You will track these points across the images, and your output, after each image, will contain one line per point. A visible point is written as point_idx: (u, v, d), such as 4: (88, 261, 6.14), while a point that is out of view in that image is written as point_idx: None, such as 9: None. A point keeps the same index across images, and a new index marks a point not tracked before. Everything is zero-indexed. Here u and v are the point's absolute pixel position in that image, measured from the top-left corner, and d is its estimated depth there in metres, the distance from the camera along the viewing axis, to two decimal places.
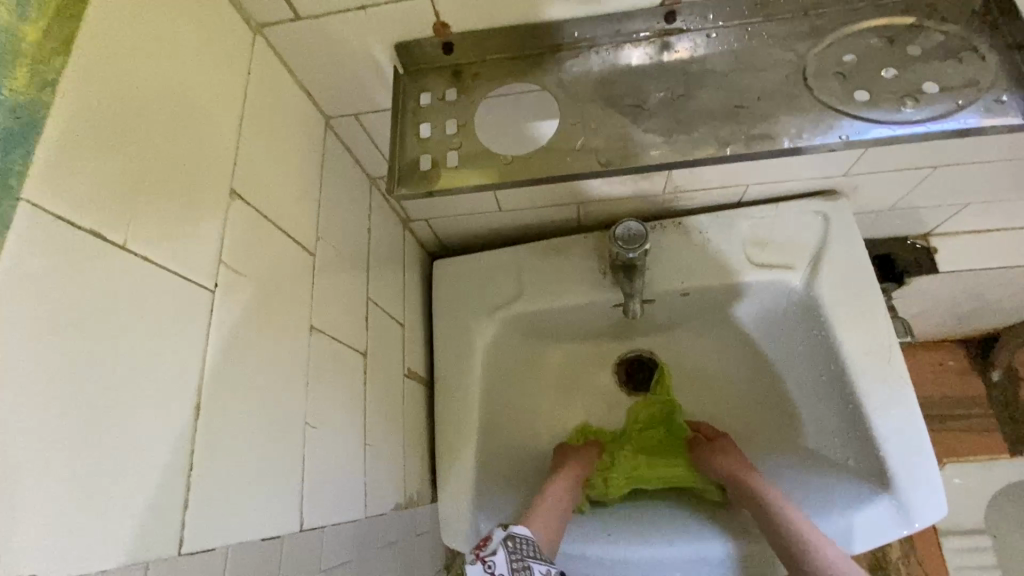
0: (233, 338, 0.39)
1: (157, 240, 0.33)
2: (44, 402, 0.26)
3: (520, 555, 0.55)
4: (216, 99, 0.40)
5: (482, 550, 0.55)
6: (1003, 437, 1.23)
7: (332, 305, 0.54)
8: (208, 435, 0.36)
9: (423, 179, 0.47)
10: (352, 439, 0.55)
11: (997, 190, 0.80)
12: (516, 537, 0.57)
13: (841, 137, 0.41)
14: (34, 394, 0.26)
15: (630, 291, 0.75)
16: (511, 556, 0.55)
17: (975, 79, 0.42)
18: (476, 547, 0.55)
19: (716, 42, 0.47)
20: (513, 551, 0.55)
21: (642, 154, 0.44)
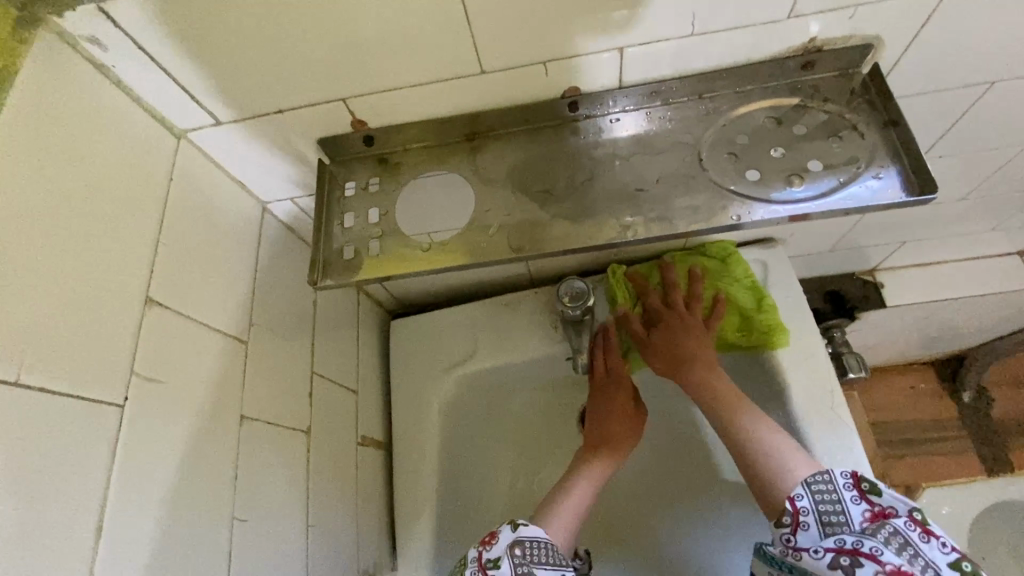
0: (147, 446, 0.39)
1: (58, 365, 0.34)
2: None
3: (527, 562, 0.50)
4: (132, 212, 0.41)
5: (485, 554, 0.52)
6: (981, 459, 1.24)
7: (271, 387, 0.55)
8: (115, 553, 0.36)
9: (346, 268, 0.49)
10: (292, 521, 0.55)
11: (929, 228, 0.83)
12: (525, 544, 0.52)
13: (733, 218, 0.44)
14: None
15: (578, 346, 0.75)
16: (517, 566, 0.50)
17: (855, 155, 0.44)
18: (482, 545, 0.53)
19: (619, 126, 0.49)
20: (521, 559, 0.51)
21: (550, 238, 0.46)
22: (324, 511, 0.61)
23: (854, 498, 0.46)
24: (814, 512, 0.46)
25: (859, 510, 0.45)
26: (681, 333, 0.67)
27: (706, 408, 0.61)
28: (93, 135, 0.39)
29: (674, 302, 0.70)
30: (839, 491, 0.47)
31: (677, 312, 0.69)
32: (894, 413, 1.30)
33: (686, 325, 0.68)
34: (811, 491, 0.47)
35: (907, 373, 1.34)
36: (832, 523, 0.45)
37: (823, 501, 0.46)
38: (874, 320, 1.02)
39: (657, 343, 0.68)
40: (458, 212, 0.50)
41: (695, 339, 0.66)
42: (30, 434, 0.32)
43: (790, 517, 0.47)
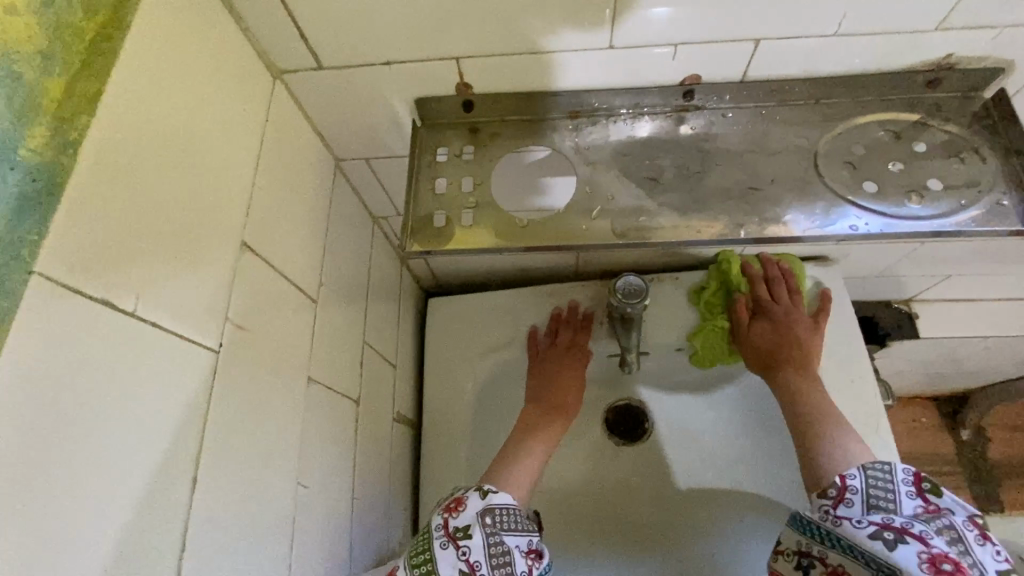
0: (236, 398, 0.37)
1: (165, 299, 0.31)
2: (32, 490, 0.24)
3: (498, 532, 0.51)
4: (234, 147, 0.39)
5: (453, 517, 0.52)
6: (974, 497, 1.28)
7: (333, 352, 0.53)
8: (200, 508, 0.33)
9: (437, 235, 0.46)
10: (342, 490, 0.53)
11: (977, 265, 0.83)
12: (495, 513, 0.52)
13: (849, 229, 0.43)
14: (21, 482, 0.23)
15: (627, 343, 0.74)
16: (487, 537, 0.50)
17: (976, 179, 0.43)
18: (448, 511, 0.52)
19: (730, 121, 0.48)
20: (490, 529, 0.51)
21: (656, 226, 0.45)
22: (365, 483, 0.59)
23: (911, 493, 0.43)
24: (863, 492, 0.44)
25: (912, 503, 0.43)
26: (778, 322, 0.69)
27: (789, 395, 0.62)
28: (206, 58, 0.37)
29: (789, 299, 0.71)
30: (896, 481, 0.44)
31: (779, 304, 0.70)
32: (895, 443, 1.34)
33: (790, 320, 0.69)
34: (866, 473, 0.45)
35: (911, 406, 1.39)
36: (880, 502, 0.43)
37: (876, 483, 0.44)
38: (901, 349, 1.03)
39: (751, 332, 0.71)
40: (553, 200, 0.48)
41: (775, 325, 0.69)
42: (135, 371, 0.29)
43: (835, 491, 0.45)
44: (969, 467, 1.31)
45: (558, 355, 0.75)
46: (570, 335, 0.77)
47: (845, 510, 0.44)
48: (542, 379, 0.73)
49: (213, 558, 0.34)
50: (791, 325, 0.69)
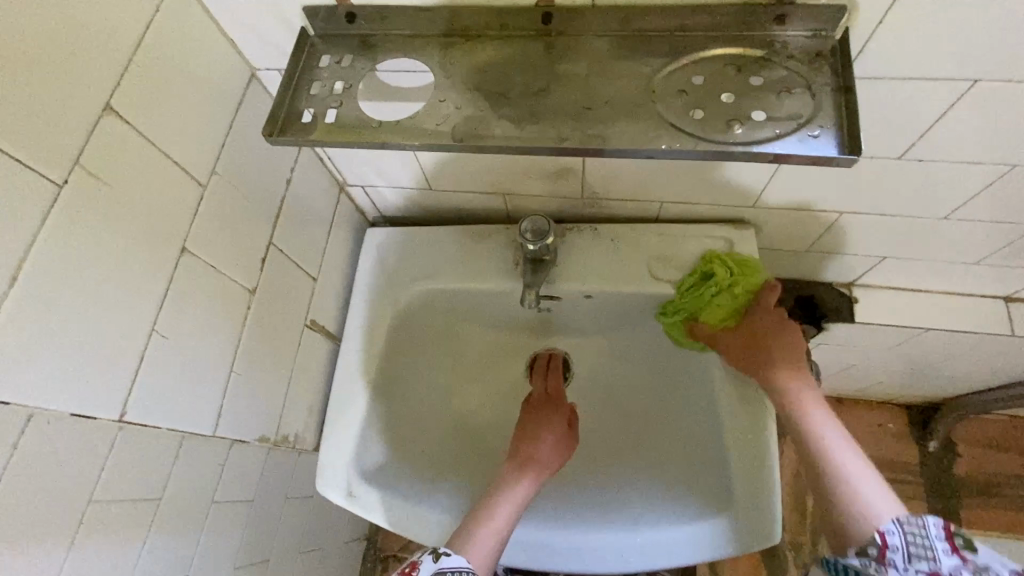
0: (80, 233, 0.43)
1: (0, 126, 0.37)
2: None
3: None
4: (108, 24, 0.45)
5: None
6: (929, 508, 1.32)
7: (224, 238, 0.59)
8: (22, 310, 0.39)
9: (302, 130, 0.51)
10: (216, 360, 0.59)
11: (910, 249, 0.81)
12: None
13: (662, 147, 0.44)
14: None
15: (530, 281, 0.78)
16: None
17: (799, 112, 0.44)
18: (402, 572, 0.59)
19: (586, 48, 0.50)
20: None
21: (488, 135, 0.48)
22: (252, 367, 0.66)
23: (947, 549, 0.49)
24: (903, 545, 0.50)
25: (951, 559, 0.48)
26: (761, 347, 0.68)
27: (785, 411, 0.64)
28: None
29: (769, 316, 0.70)
30: (931, 538, 0.50)
31: (769, 316, 0.70)
32: (854, 445, 1.38)
33: (791, 336, 0.68)
34: (903, 528, 0.51)
35: (879, 411, 1.40)
36: (917, 557, 0.49)
37: (915, 541, 0.50)
38: (844, 337, 1.01)
39: (731, 340, 0.71)
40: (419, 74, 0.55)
41: (783, 350, 0.68)
42: None
43: (876, 549, 0.51)
44: (931, 479, 1.34)
45: (547, 408, 0.78)
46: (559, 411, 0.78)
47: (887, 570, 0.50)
48: (532, 424, 0.75)
49: (38, 355, 0.41)
50: (761, 340, 0.69)
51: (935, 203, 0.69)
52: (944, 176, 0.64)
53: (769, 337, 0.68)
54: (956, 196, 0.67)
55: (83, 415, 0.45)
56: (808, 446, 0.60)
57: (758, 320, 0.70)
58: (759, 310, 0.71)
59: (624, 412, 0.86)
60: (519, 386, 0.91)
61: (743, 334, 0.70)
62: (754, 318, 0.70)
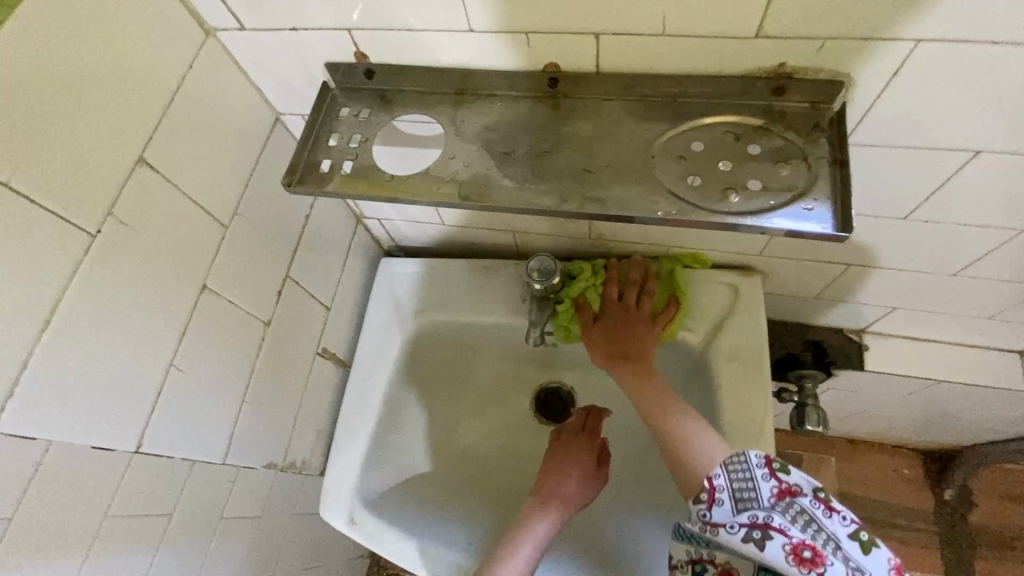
0: (110, 278, 0.46)
1: (43, 183, 0.41)
2: None
3: None
4: (146, 85, 0.49)
5: None
6: (942, 559, 1.29)
7: (242, 273, 0.62)
8: (53, 351, 0.43)
9: (319, 180, 0.54)
10: (230, 391, 0.62)
11: (920, 302, 0.80)
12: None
13: (658, 213, 0.46)
14: None
15: (535, 319, 0.79)
16: None
17: (794, 184, 0.45)
18: None
19: (591, 110, 0.52)
20: None
21: (492, 193, 0.50)
22: (263, 396, 0.68)
23: (765, 474, 0.56)
24: (729, 489, 0.56)
25: (767, 488, 0.55)
26: (619, 332, 0.75)
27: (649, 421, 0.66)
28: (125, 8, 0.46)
29: (642, 305, 0.77)
30: (751, 468, 0.56)
31: (626, 308, 0.77)
32: (867, 489, 1.35)
33: (636, 318, 0.76)
34: (728, 471, 0.57)
35: (894, 455, 1.37)
36: (745, 498, 0.55)
37: (734, 480, 0.56)
38: (855, 382, 1.00)
39: (597, 338, 0.77)
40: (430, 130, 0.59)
41: (631, 326, 0.75)
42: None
43: (707, 495, 0.57)
44: (945, 529, 1.31)
45: (580, 438, 0.78)
46: (587, 440, 0.78)
47: (717, 508, 0.56)
48: (558, 456, 0.76)
49: (64, 392, 0.44)
50: (621, 330, 0.75)
51: (943, 262, 0.69)
52: (950, 237, 0.64)
53: (637, 327, 0.75)
54: (963, 256, 0.67)
55: (104, 446, 0.48)
56: (667, 434, 0.63)
57: (617, 314, 0.77)
58: (617, 298, 0.78)
59: (626, 452, 0.86)
60: (522, 420, 0.92)
61: (598, 331, 0.77)
62: (625, 314, 0.77)
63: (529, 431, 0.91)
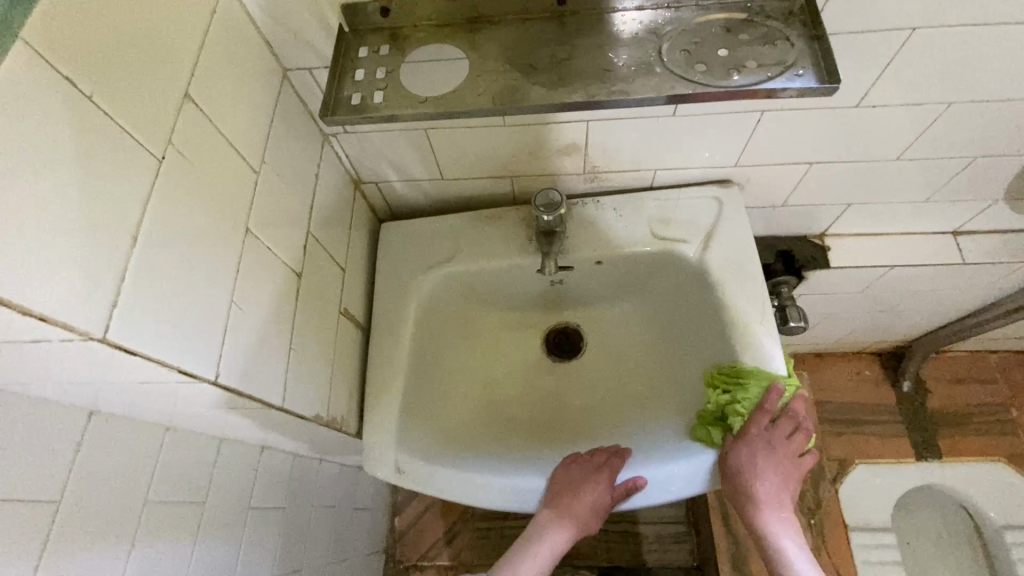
0: (176, 204, 0.47)
1: (117, 101, 0.42)
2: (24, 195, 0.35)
3: None
4: (184, 22, 0.50)
5: None
6: (911, 443, 1.45)
7: (274, 222, 0.63)
8: (141, 271, 0.43)
9: (352, 110, 0.57)
10: (278, 338, 0.63)
11: (871, 194, 0.92)
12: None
13: (677, 94, 0.52)
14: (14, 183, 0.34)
15: (547, 250, 0.85)
16: None
17: (784, 58, 0.53)
18: None
19: (597, 23, 0.59)
20: None
21: (525, 98, 0.55)
22: (305, 348, 0.69)
23: None
24: None
25: None
26: (756, 465, 0.77)
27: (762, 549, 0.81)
28: None
29: (776, 428, 0.80)
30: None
31: (765, 437, 0.78)
32: (839, 394, 1.50)
33: (775, 454, 0.78)
34: None
35: (855, 361, 1.52)
36: None
37: None
38: (821, 285, 1.12)
39: (732, 462, 0.76)
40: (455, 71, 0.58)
41: (779, 472, 0.79)
42: (84, 136, 0.39)
43: None
44: (909, 417, 1.47)
45: (595, 474, 0.81)
46: (600, 476, 0.80)
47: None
48: (569, 486, 0.80)
49: (153, 313, 0.44)
50: (759, 460, 0.77)
51: (888, 148, 0.81)
52: (894, 121, 0.76)
53: (766, 460, 0.78)
54: (903, 138, 0.79)
55: (188, 375, 0.48)
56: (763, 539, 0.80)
57: (754, 440, 0.77)
58: (764, 425, 0.78)
59: (641, 368, 0.92)
60: (540, 359, 0.96)
61: (741, 456, 0.76)
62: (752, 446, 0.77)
63: (547, 367, 0.95)
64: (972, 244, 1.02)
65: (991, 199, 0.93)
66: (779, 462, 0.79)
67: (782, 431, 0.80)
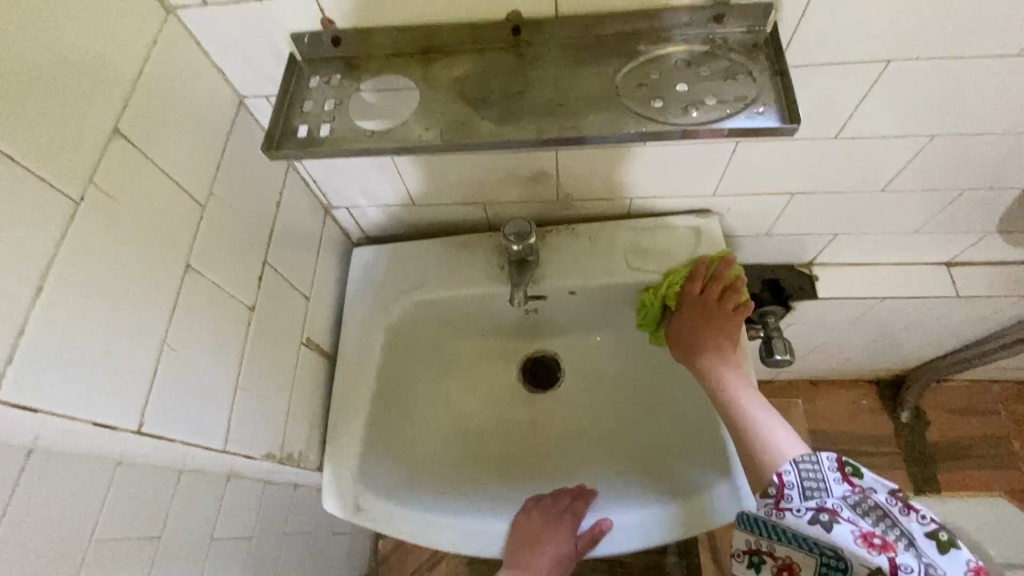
0: (96, 245, 0.45)
1: (28, 148, 0.40)
2: None
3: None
4: (116, 58, 0.48)
5: None
6: (909, 477, 1.39)
7: (222, 255, 0.62)
8: (50, 319, 0.41)
9: (297, 144, 0.55)
10: (224, 375, 0.61)
11: (860, 224, 0.89)
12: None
13: (630, 132, 0.50)
14: None
15: (517, 280, 0.82)
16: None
17: (745, 94, 0.51)
18: None
19: (555, 54, 0.56)
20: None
21: (473, 135, 0.52)
22: (256, 383, 0.67)
23: (839, 478, 0.54)
24: (798, 484, 0.54)
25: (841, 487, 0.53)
26: (699, 321, 0.77)
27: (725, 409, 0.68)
28: None
29: (724, 302, 0.77)
30: (823, 471, 0.54)
31: (708, 300, 0.78)
32: (835, 423, 1.45)
33: (722, 327, 0.76)
34: (797, 466, 0.56)
35: (852, 388, 1.48)
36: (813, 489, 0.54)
37: (808, 475, 0.55)
38: (811, 314, 1.08)
39: (676, 329, 0.78)
40: (405, 107, 0.56)
41: (723, 329, 0.75)
42: None
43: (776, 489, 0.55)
44: (908, 448, 1.42)
45: (561, 519, 0.78)
46: (567, 521, 0.78)
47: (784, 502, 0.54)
48: (532, 534, 0.77)
49: (64, 361, 0.42)
50: (700, 333, 0.76)
51: (871, 180, 0.77)
52: (876, 152, 0.72)
53: (718, 325, 0.76)
54: (887, 169, 0.75)
55: (106, 426, 0.46)
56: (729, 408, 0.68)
57: (696, 307, 0.78)
58: (699, 293, 0.79)
59: (617, 403, 0.89)
60: (513, 389, 0.93)
61: (687, 318, 0.78)
62: (692, 304, 0.78)
63: (520, 399, 0.92)
64: (966, 276, 0.98)
65: (984, 231, 0.89)
66: (726, 332, 0.75)
67: (717, 305, 0.77)
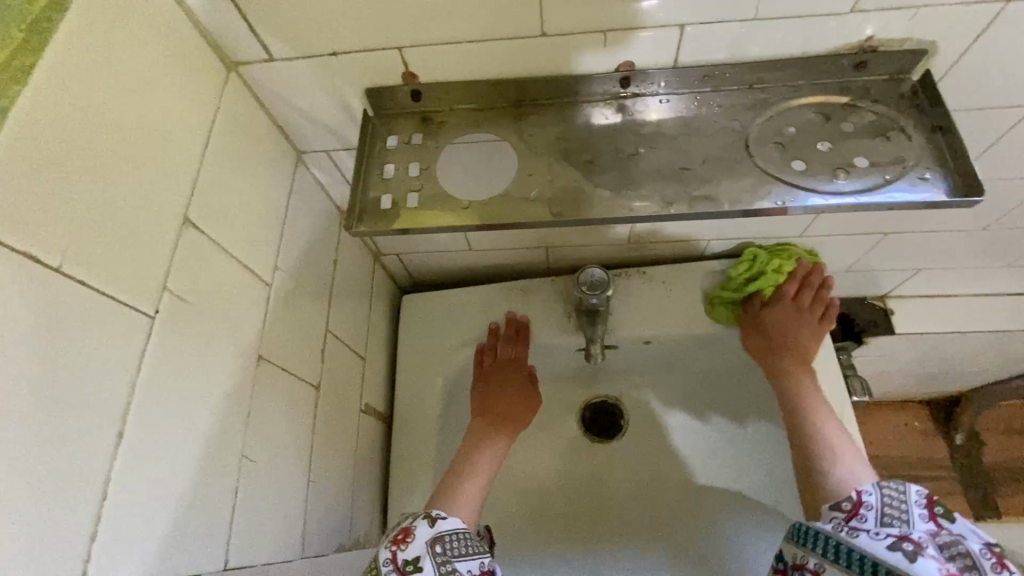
0: (171, 363, 0.39)
1: (100, 267, 0.34)
2: None
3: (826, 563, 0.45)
4: (183, 135, 0.42)
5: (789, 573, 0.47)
6: (969, 501, 1.34)
7: (289, 335, 0.55)
8: (129, 466, 0.35)
9: (382, 217, 0.48)
10: (296, 470, 0.54)
11: (951, 259, 0.83)
12: (445, 539, 0.49)
13: (775, 203, 0.44)
14: None
15: (591, 334, 0.76)
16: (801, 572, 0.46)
17: (901, 156, 0.45)
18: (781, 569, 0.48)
19: (669, 106, 0.50)
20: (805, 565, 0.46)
21: (590, 208, 0.46)
22: (324, 469, 0.60)
23: (925, 515, 0.44)
24: (878, 506, 0.45)
25: (926, 525, 0.43)
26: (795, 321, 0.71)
27: (795, 422, 0.62)
28: (154, 44, 0.39)
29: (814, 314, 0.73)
30: (910, 503, 0.45)
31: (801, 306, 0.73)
32: (888, 447, 1.39)
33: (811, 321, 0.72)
34: (880, 488, 0.47)
35: (904, 411, 1.43)
36: (893, 516, 0.44)
37: (891, 502, 0.45)
38: (882, 347, 1.02)
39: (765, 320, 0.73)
40: (502, 173, 0.50)
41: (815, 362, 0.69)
42: (48, 327, 0.30)
43: (850, 505, 0.47)
44: (965, 471, 1.36)
45: (505, 363, 0.76)
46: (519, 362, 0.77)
47: (858, 523, 0.45)
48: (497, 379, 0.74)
49: (144, 512, 0.36)
50: (795, 323, 0.71)
51: (978, 218, 0.71)
52: None
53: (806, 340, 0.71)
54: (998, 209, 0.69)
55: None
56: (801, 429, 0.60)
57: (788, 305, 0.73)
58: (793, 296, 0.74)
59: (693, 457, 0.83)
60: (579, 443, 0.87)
61: (779, 314, 0.72)
62: (787, 306, 0.73)
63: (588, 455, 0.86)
64: None
65: None
66: (814, 341, 0.71)
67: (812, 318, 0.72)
